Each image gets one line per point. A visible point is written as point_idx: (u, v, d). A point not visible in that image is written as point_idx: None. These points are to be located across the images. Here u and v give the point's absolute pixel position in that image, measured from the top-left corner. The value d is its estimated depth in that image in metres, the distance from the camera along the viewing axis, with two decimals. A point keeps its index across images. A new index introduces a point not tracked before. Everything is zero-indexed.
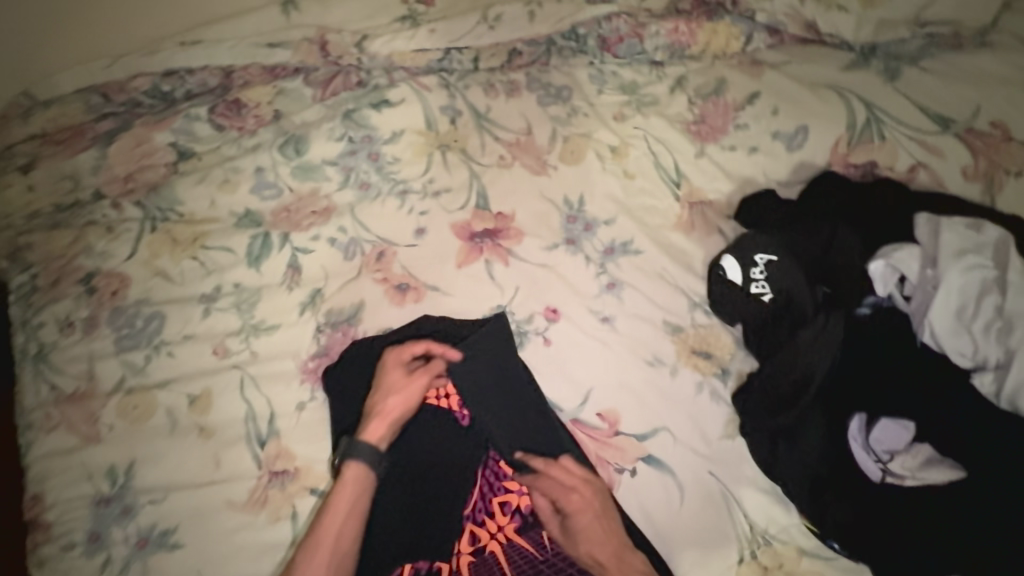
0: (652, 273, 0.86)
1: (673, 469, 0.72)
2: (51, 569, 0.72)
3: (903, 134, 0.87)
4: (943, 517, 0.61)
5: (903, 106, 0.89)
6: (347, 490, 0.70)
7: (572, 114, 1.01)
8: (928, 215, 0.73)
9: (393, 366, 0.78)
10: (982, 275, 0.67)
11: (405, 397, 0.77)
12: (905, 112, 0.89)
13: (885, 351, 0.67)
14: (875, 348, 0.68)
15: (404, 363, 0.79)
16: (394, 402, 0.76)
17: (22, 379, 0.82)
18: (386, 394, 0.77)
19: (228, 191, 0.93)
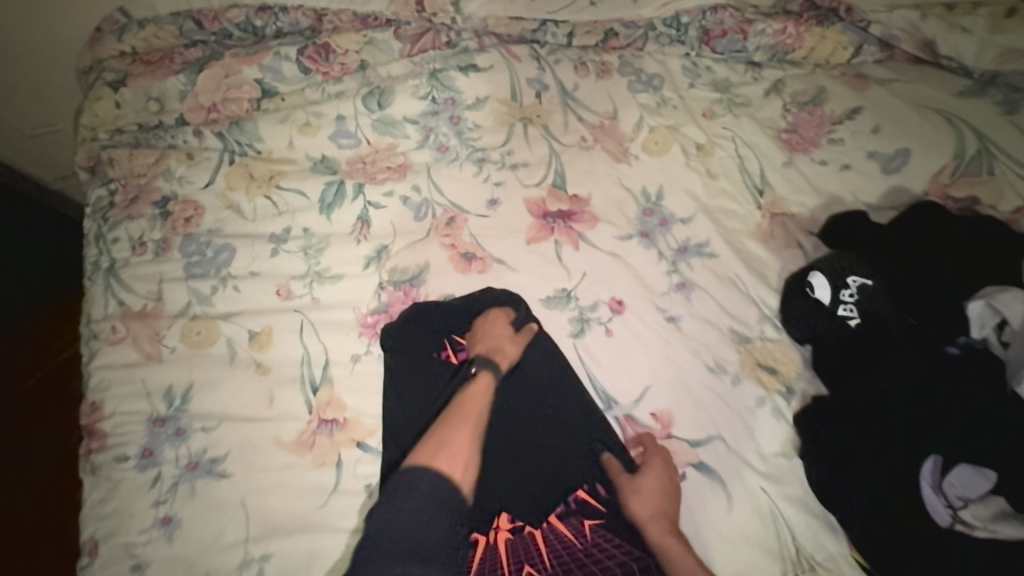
0: (725, 279, 0.83)
1: (724, 480, 0.71)
2: (104, 477, 0.74)
3: (1013, 172, 0.82)
4: None
5: (1019, 142, 0.84)
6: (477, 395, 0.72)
7: (661, 104, 0.98)
8: None
9: (496, 321, 0.80)
10: None
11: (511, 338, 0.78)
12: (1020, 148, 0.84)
13: (973, 394, 0.64)
14: (963, 389, 0.64)
15: (504, 319, 0.80)
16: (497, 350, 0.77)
17: (92, 290, 0.84)
18: (488, 346, 0.77)
19: (308, 135, 0.93)
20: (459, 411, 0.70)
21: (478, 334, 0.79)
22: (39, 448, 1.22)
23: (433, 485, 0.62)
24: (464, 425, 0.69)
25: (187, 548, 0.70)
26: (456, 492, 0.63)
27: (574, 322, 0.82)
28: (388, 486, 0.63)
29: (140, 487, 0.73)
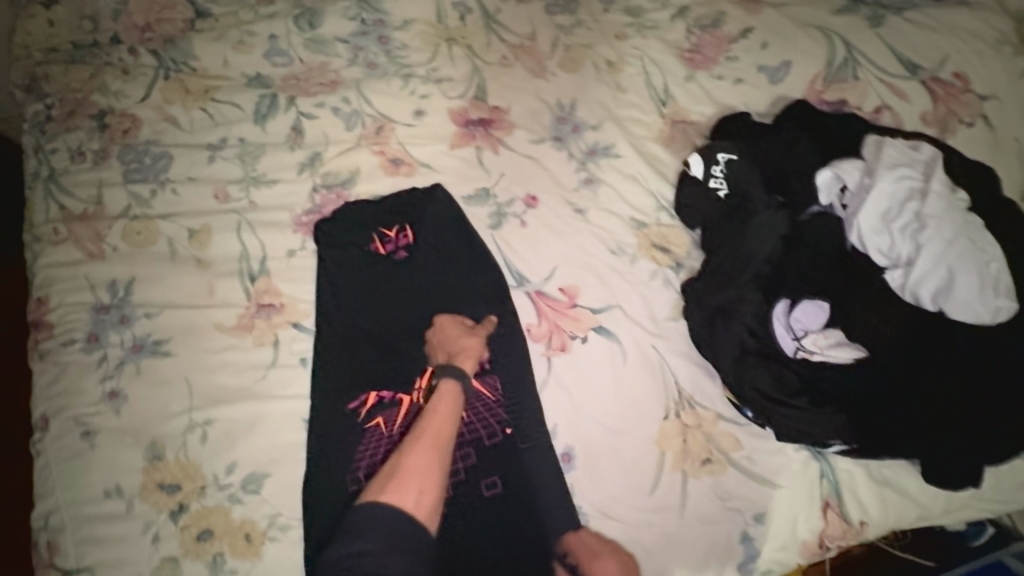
0: (629, 175, 0.93)
1: (621, 339, 0.81)
2: (52, 361, 0.80)
3: (874, 76, 0.94)
4: (840, 390, 0.73)
5: (879, 51, 0.96)
6: (443, 403, 0.72)
7: (576, 26, 1.06)
8: (876, 137, 0.83)
9: (450, 321, 0.83)
10: (909, 185, 0.76)
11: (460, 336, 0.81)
12: (881, 57, 0.95)
13: (819, 254, 0.77)
14: (810, 250, 0.77)
15: (458, 321, 0.84)
16: (458, 347, 0.80)
17: (34, 196, 0.89)
18: (445, 347, 0.81)
19: (242, 53, 0.98)
20: (421, 433, 0.69)
21: (411, 206, 0.90)
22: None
23: (388, 521, 0.61)
24: (424, 445, 0.68)
25: (134, 418, 0.77)
26: (414, 523, 0.62)
27: (492, 216, 0.90)
28: (347, 525, 0.62)
29: (87, 366, 0.79)
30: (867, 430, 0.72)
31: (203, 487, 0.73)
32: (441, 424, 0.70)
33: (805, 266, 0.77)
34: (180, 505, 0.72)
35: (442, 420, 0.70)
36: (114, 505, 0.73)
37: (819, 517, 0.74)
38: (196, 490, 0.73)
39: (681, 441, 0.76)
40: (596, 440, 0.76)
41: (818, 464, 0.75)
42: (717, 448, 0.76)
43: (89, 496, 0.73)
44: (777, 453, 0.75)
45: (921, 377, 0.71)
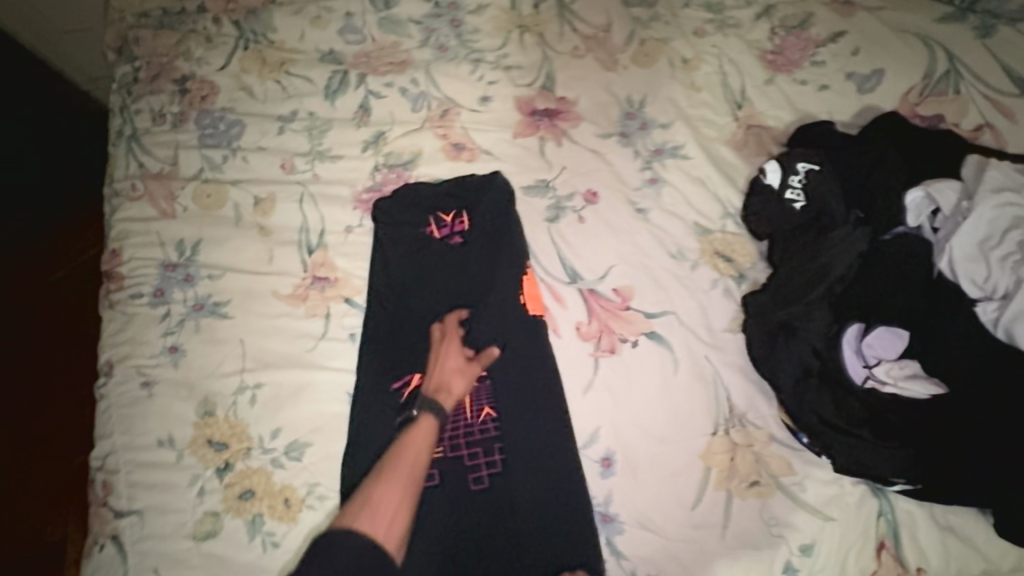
0: (696, 178, 0.90)
1: (673, 347, 0.78)
2: (120, 311, 0.84)
3: (978, 92, 0.87)
4: (908, 423, 0.69)
5: (986, 64, 0.89)
6: (418, 436, 0.69)
7: (653, 19, 1.03)
8: (980, 158, 0.77)
9: (450, 350, 0.76)
10: (1015, 212, 0.71)
11: (457, 368, 0.75)
12: (987, 71, 0.88)
13: (894, 282, 0.73)
14: (886, 274, 0.74)
15: (458, 351, 0.77)
16: (447, 381, 0.74)
17: (116, 153, 0.93)
18: (437, 373, 0.75)
19: (318, 28, 1.00)
20: (393, 468, 0.67)
21: (468, 190, 0.89)
22: (62, 333, 1.32)
23: (359, 552, 0.60)
24: (398, 480, 0.66)
25: (191, 372, 0.80)
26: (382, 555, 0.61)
27: (550, 209, 0.88)
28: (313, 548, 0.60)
29: (151, 319, 0.83)
30: (938, 470, 0.67)
31: (249, 448, 0.76)
32: (417, 458, 0.68)
33: (881, 291, 0.73)
34: (226, 463, 0.75)
35: (418, 453, 0.68)
36: (166, 454, 0.76)
37: (873, 557, 0.69)
38: (242, 449, 0.76)
39: (728, 458, 0.73)
40: (637, 448, 0.74)
41: (876, 499, 0.70)
42: (766, 471, 0.72)
43: (143, 442, 0.77)
44: (831, 483, 0.71)
45: (1007, 420, 0.65)
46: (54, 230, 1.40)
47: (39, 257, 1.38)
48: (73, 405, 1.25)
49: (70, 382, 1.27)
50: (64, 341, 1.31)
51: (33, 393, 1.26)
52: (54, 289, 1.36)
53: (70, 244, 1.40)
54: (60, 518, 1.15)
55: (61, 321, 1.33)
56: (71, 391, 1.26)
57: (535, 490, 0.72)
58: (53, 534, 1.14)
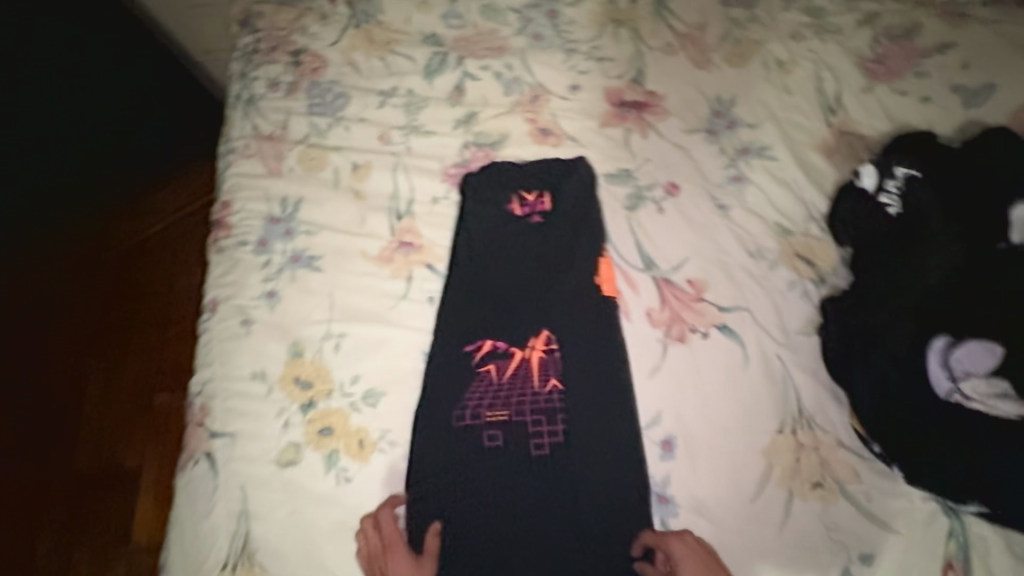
0: (781, 180, 0.89)
1: (744, 342, 0.79)
2: (227, 256, 0.92)
3: None
4: (991, 445, 0.66)
5: None
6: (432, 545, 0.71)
7: (749, 20, 1.03)
8: None
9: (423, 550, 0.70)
10: None
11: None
12: None
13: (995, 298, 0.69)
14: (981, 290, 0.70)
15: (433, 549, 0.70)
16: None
17: (235, 114, 1.02)
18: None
19: (424, 13, 1.07)
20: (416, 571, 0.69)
21: (551, 174, 0.92)
22: (177, 293, 1.51)
23: None
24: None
25: (285, 316, 0.87)
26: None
27: (630, 198, 0.90)
28: None
29: (253, 266, 0.91)
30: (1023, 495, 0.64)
31: (331, 390, 0.82)
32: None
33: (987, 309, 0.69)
34: (310, 401, 0.81)
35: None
36: (258, 387, 0.83)
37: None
38: (325, 390, 0.82)
39: (793, 457, 0.72)
40: (699, 436, 0.75)
41: (947, 518, 0.68)
42: (831, 475, 0.71)
43: (238, 374, 0.84)
44: (900, 496, 0.70)
45: None
46: (178, 200, 1.61)
47: (162, 224, 1.58)
48: (183, 358, 1.44)
49: (167, 332, 1.47)
50: (159, 294, 1.50)
51: (151, 343, 1.45)
52: (154, 245, 1.56)
53: (177, 210, 1.60)
54: (139, 444, 1.34)
55: (158, 275, 1.52)
56: (159, 339, 1.45)
57: (593, 464, 0.75)
58: (130, 459, 1.33)
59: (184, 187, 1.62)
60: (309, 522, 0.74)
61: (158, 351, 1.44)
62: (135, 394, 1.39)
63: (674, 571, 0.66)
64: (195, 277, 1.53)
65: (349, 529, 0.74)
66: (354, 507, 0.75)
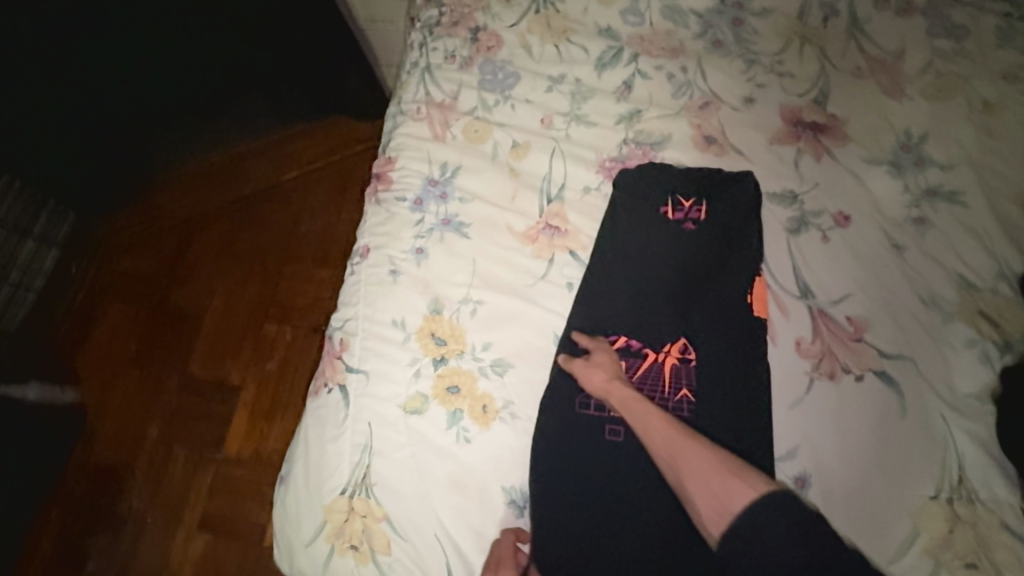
0: (970, 229, 0.82)
1: (904, 394, 0.73)
2: (385, 208, 0.98)
3: None
4: None
5: None
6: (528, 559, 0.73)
7: (958, 54, 0.95)
8: None
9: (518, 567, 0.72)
10: None
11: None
12: None
13: None
14: None
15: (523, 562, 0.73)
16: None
17: (409, 80, 1.09)
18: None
19: (603, 6, 1.08)
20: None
21: (710, 183, 0.90)
22: (301, 234, 1.62)
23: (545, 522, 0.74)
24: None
25: (429, 274, 0.92)
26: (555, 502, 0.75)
27: (793, 221, 0.86)
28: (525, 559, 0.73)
29: (406, 221, 0.96)
30: None
31: (462, 351, 0.85)
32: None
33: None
34: (442, 357, 0.85)
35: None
36: (396, 334, 0.88)
37: None
38: (456, 350, 0.85)
39: (945, 528, 0.66)
40: (838, 480, 0.70)
41: None
42: (989, 557, 0.65)
43: (380, 319, 0.90)
44: None
45: None
46: (317, 150, 1.73)
47: (298, 171, 1.71)
48: (297, 294, 1.54)
49: (285, 268, 1.58)
50: (284, 234, 1.62)
51: (271, 276, 1.57)
52: (288, 190, 1.68)
53: (313, 159, 1.72)
54: (244, 365, 1.46)
55: (286, 217, 1.64)
56: (277, 275, 1.57)
57: None
58: (235, 377, 1.45)
59: (323, 143, 1.74)
60: (426, 470, 0.78)
61: (275, 284, 1.56)
62: (249, 320, 1.51)
63: (588, 358, 0.79)
64: (318, 226, 1.63)
65: (461, 486, 0.77)
66: (470, 466, 0.78)
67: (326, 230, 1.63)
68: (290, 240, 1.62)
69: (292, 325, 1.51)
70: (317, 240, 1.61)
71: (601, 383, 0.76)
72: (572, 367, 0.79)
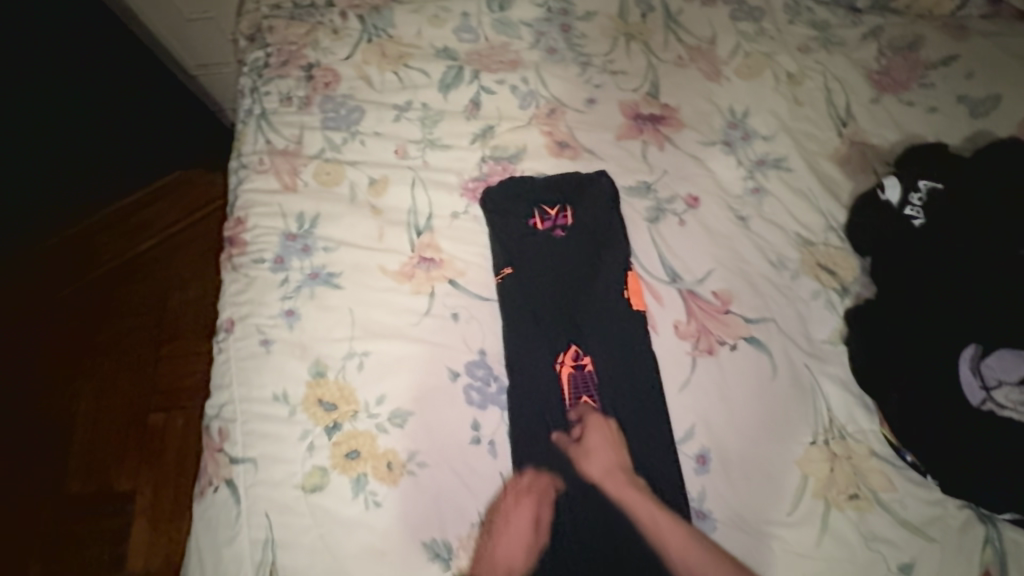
0: (798, 191, 0.91)
1: (771, 353, 0.79)
2: (243, 273, 0.90)
3: None
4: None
5: None
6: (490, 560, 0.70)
7: (759, 34, 1.05)
8: None
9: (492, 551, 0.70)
10: None
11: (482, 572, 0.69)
12: None
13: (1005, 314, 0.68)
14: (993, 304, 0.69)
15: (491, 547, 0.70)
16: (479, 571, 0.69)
17: (246, 129, 1.01)
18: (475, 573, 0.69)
19: (435, 27, 1.07)
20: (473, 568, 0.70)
21: (568, 189, 0.92)
22: (172, 305, 1.46)
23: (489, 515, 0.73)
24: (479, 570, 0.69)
25: (305, 335, 0.85)
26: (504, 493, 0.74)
27: (650, 210, 0.90)
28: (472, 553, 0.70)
29: (270, 284, 0.89)
30: None
31: (356, 411, 0.80)
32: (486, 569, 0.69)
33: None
34: (335, 422, 0.79)
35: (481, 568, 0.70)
36: (280, 408, 0.81)
37: None
38: (349, 412, 0.80)
39: (827, 468, 0.73)
40: (733, 448, 0.75)
41: (983, 526, 0.69)
42: (866, 484, 0.72)
43: (260, 396, 0.82)
44: (934, 503, 0.71)
45: None
46: (170, 209, 1.57)
47: (152, 234, 1.53)
48: (180, 371, 1.39)
49: (160, 347, 1.41)
50: (150, 312, 1.45)
51: (144, 360, 1.39)
52: (147, 262, 1.51)
53: (169, 220, 1.55)
54: (133, 467, 1.29)
55: (152, 293, 1.47)
56: (152, 359, 1.40)
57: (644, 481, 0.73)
58: (125, 482, 1.27)
59: (176, 203, 1.57)
60: (340, 546, 0.73)
61: (151, 367, 1.39)
62: (129, 415, 1.33)
63: (587, 437, 0.75)
64: (189, 292, 1.48)
65: (380, 553, 0.72)
66: (385, 530, 0.73)
67: (200, 295, 1.48)
68: (161, 316, 1.45)
69: (181, 406, 1.35)
70: (194, 308, 1.46)
71: (605, 468, 0.72)
72: (573, 447, 0.75)
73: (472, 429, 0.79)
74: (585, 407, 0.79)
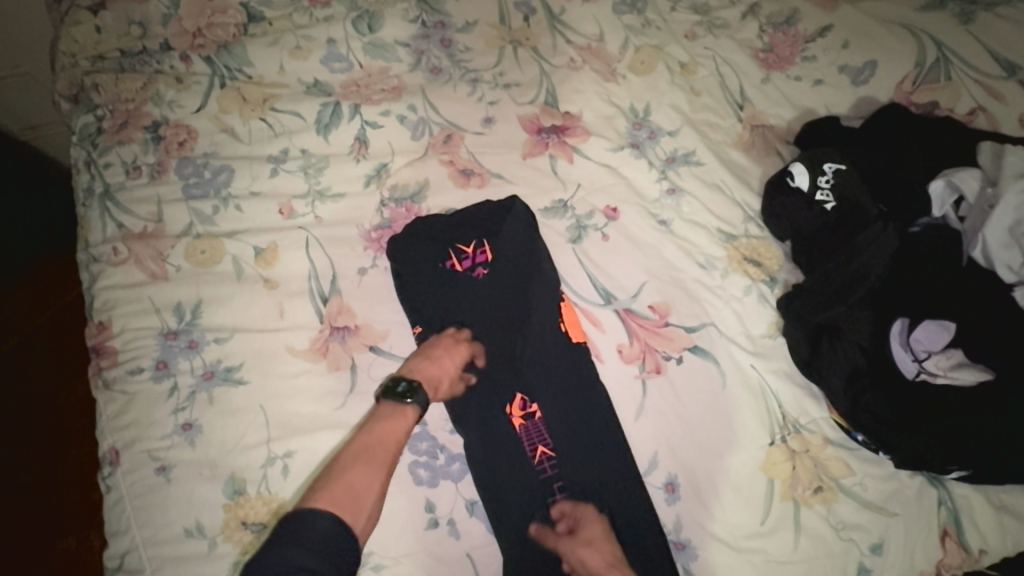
0: (712, 184, 0.89)
1: (717, 360, 0.77)
2: (119, 390, 0.75)
3: (986, 40, 0.94)
4: (956, 416, 0.68)
5: (992, 26, 0.96)
6: (351, 478, 0.62)
7: (644, 26, 1.02)
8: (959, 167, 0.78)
9: (358, 474, 0.63)
10: None
11: (342, 489, 0.61)
12: (987, 34, 0.95)
13: (917, 292, 0.74)
14: (911, 286, 0.74)
15: (366, 475, 0.63)
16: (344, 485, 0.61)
17: (89, 214, 0.85)
18: (333, 485, 0.61)
19: (299, 59, 0.95)
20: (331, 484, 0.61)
21: (482, 223, 0.85)
22: (53, 414, 1.22)
23: (364, 451, 0.65)
24: (337, 487, 0.61)
25: (210, 449, 0.72)
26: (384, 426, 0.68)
27: (571, 229, 0.85)
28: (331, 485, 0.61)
29: (156, 397, 0.74)
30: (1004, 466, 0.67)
31: None
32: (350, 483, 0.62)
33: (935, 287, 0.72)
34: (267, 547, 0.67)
35: (345, 485, 0.61)
36: (195, 546, 0.67)
37: (938, 546, 0.69)
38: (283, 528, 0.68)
39: (790, 467, 0.72)
40: (698, 469, 0.72)
41: (935, 490, 0.71)
42: (827, 474, 0.72)
43: (166, 536, 0.68)
44: (889, 478, 0.72)
45: None
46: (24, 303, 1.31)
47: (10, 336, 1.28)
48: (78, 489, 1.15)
49: (45, 469, 1.16)
50: (28, 417, 1.21)
51: (26, 488, 1.14)
52: (14, 360, 1.25)
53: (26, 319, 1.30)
54: None
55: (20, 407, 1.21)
56: (40, 470, 1.16)
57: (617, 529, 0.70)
58: None
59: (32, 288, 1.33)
60: None
61: (38, 496, 1.14)
62: (20, 543, 1.09)
63: (577, 535, 0.70)
64: (81, 386, 1.25)
65: None
66: None
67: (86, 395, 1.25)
68: (37, 431, 1.19)
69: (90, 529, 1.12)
70: (82, 412, 1.23)
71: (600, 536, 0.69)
72: (563, 548, 0.69)
73: (426, 512, 0.70)
74: (561, 500, 0.73)
